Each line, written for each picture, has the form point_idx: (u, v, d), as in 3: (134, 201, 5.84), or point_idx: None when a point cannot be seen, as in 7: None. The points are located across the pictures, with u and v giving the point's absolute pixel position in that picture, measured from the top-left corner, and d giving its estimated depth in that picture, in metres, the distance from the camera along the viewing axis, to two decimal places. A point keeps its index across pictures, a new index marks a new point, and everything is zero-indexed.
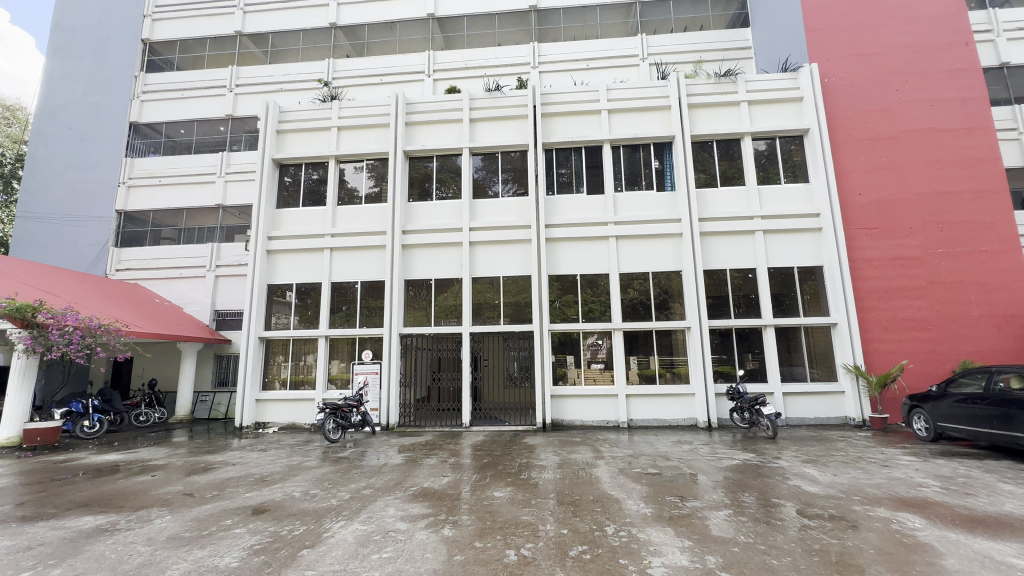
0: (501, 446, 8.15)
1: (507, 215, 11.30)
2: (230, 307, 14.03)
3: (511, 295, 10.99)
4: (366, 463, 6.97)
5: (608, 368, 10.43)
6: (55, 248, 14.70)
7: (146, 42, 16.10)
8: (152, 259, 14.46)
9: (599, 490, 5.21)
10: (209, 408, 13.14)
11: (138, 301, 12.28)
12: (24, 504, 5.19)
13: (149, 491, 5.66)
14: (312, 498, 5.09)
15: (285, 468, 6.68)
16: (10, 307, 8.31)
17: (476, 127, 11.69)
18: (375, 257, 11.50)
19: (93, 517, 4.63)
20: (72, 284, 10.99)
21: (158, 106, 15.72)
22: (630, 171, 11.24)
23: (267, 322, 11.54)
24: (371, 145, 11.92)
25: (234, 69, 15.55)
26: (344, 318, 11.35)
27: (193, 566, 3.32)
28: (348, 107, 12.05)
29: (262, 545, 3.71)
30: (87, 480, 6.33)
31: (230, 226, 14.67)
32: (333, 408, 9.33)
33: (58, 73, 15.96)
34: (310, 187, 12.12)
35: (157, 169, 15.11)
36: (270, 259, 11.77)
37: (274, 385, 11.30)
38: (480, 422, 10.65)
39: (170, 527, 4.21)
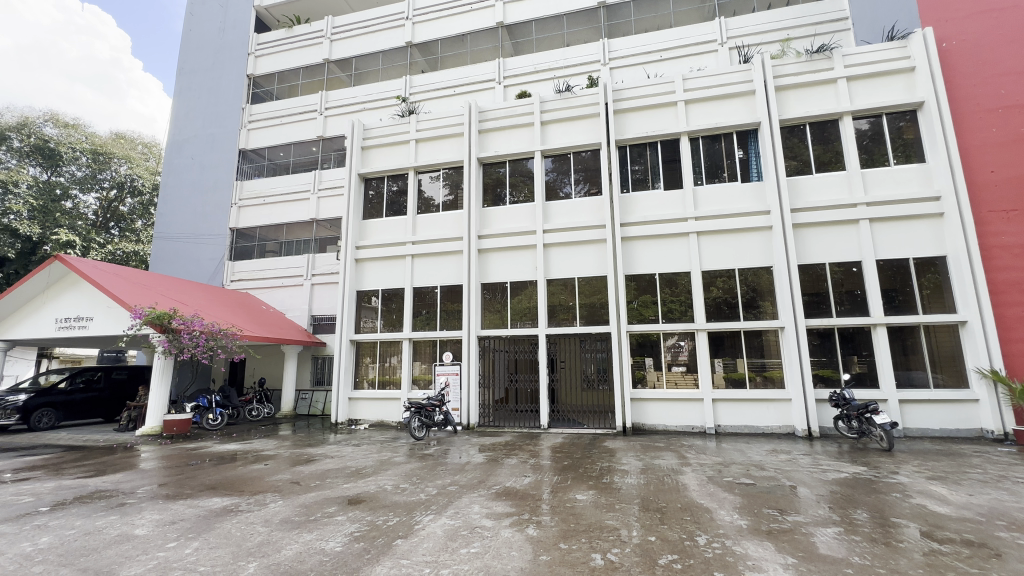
0: (581, 448, 8.07)
1: (581, 216, 11.19)
2: (325, 312, 15.24)
3: (585, 296, 10.84)
4: (450, 460, 7.25)
5: (690, 372, 9.93)
6: (184, 263, 16.91)
7: (251, 77, 18.12)
8: (260, 270, 16.14)
9: (687, 498, 4.97)
10: (308, 405, 14.27)
11: (249, 307, 13.80)
12: (166, 484, 6.03)
13: (264, 478, 6.33)
14: (402, 491, 5.38)
15: (376, 463, 7.12)
16: (153, 314, 9.66)
17: (547, 130, 11.73)
18: (452, 262, 11.92)
19: (220, 498, 5.27)
20: (197, 294, 12.57)
21: (261, 133, 17.52)
22: (710, 163, 10.66)
23: (357, 325, 12.39)
24: (446, 155, 12.39)
25: (323, 94, 16.88)
26: (425, 321, 11.90)
27: (304, 547, 3.65)
28: (425, 120, 12.64)
29: (361, 533, 3.98)
30: (214, 466, 7.20)
31: (323, 238, 16.05)
32: (417, 407, 9.73)
33: (183, 111, 18.39)
34: (391, 199, 12.86)
35: (262, 190, 16.85)
36: (359, 267, 12.67)
37: (364, 385, 12.10)
38: (558, 424, 10.65)
39: (283, 511, 4.67)
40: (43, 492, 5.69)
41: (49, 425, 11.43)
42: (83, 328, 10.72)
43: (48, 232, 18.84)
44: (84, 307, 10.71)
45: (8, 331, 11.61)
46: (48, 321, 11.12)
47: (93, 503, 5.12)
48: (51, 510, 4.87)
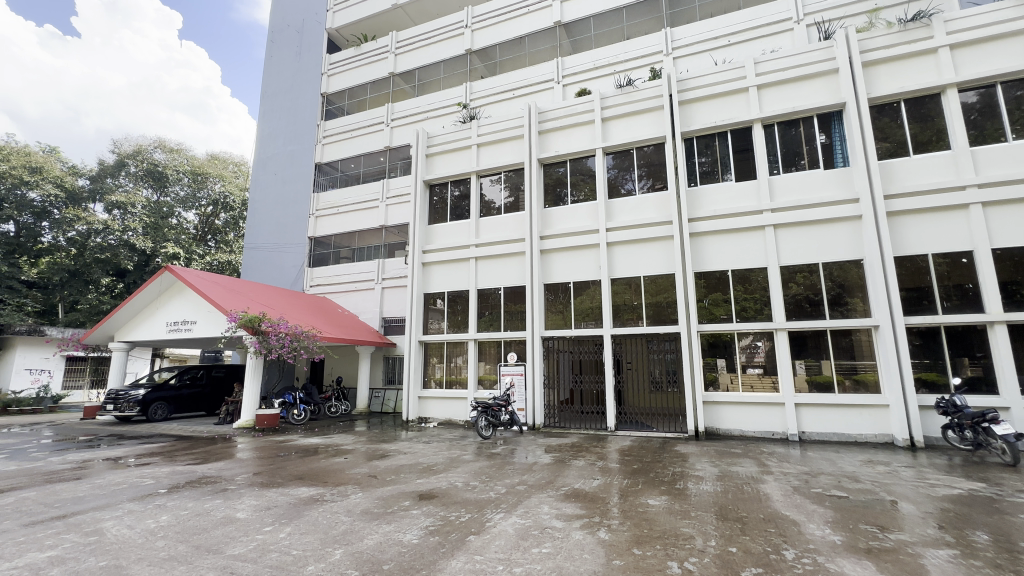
0: (651, 452, 7.83)
1: (645, 213, 10.88)
2: (395, 315, 15.92)
3: (651, 295, 10.50)
4: (517, 460, 7.32)
5: (769, 374, 9.33)
6: (270, 270, 18.41)
7: (325, 95, 19.41)
8: (336, 275, 17.21)
9: (770, 509, 4.66)
10: (381, 404, 14.87)
11: (327, 311, 14.77)
12: (260, 473, 6.59)
13: (344, 470, 6.74)
14: (473, 488, 5.51)
15: (446, 460, 7.34)
16: (245, 317, 10.59)
17: (608, 126, 11.51)
18: (515, 263, 12.03)
19: (307, 488, 5.68)
20: (282, 298, 13.65)
21: (334, 146, 18.68)
22: (787, 150, 9.95)
23: (425, 327, 12.85)
24: (506, 158, 12.54)
25: (389, 107, 17.69)
26: (489, 322, 12.10)
27: (384, 538, 3.84)
28: (486, 125, 12.86)
29: (435, 527, 4.11)
30: (300, 458, 7.77)
31: (392, 244, 16.82)
32: (484, 406, 9.93)
33: (266, 131, 20.04)
34: (454, 203, 13.23)
35: (336, 201, 17.94)
36: (425, 270, 13.13)
37: (432, 384, 12.52)
38: (625, 427, 10.39)
39: (362, 503, 4.94)
40: (161, 475, 6.44)
41: (163, 416, 12.96)
42: (189, 331, 12.00)
43: (159, 245, 21.52)
44: (188, 311, 11.98)
45: (129, 333, 13.24)
46: (160, 325, 12.56)
47: (202, 487, 5.73)
48: (168, 492, 5.50)
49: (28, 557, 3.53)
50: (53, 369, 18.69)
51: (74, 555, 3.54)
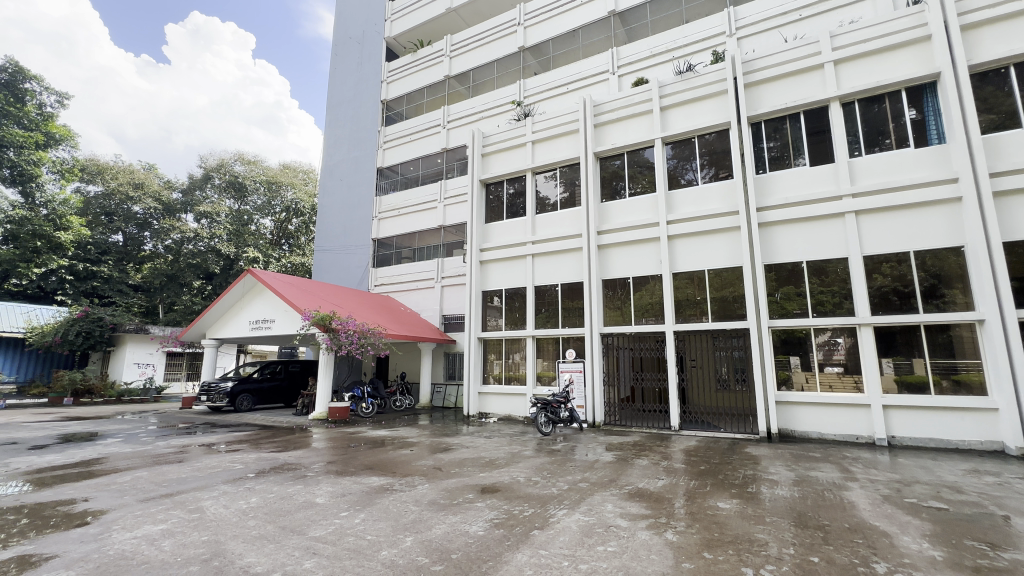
0: (719, 453, 7.49)
1: (709, 203, 10.39)
2: (454, 312, 16.30)
3: (715, 289, 10.03)
4: (578, 457, 7.27)
5: (850, 373, 8.64)
6: (338, 271, 19.48)
7: (385, 102, 20.22)
8: (398, 275, 17.90)
9: (856, 518, 4.31)
10: (442, 398, 15.42)
11: (391, 309, 15.41)
12: (334, 462, 7.02)
13: (411, 462, 7.02)
14: (535, 484, 5.54)
15: (507, 455, 7.43)
16: (318, 316, 11.27)
17: (668, 115, 11.12)
18: (573, 259, 11.92)
19: (378, 477, 5.98)
20: (350, 298, 14.40)
21: (395, 151, 19.43)
22: (869, 129, 9.11)
23: (484, 324, 13.06)
24: (562, 153, 12.45)
25: (445, 109, 18.11)
26: (546, 319, 12.07)
27: (450, 528, 3.96)
28: (541, 121, 12.83)
29: (500, 520, 4.18)
30: (369, 449, 8.19)
31: (450, 243, 17.24)
32: (544, 403, 9.95)
33: (332, 139, 21.19)
34: (510, 201, 13.33)
35: (397, 203, 18.63)
36: (483, 268, 13.35)
37: (491, 380, 12.75)
38: (690, 426, 10.01)
39: (429, 494, 5.12)
40: (248, 461, 7.03)
41: (248, 406, 14.22)
42: (268, 328, 12.96)
43: (240, 250, 23.42)
44: (268, 311, 12.94)
45: (218, 331, 14.52)
46: (244, 323, 13.66)
47: (284, 473, 6.20)
48: (255, 476, 5.99)
49: (145, 529, 3.99)
50: (157, 362, 20.92)
51: (181, 529, 3.97)
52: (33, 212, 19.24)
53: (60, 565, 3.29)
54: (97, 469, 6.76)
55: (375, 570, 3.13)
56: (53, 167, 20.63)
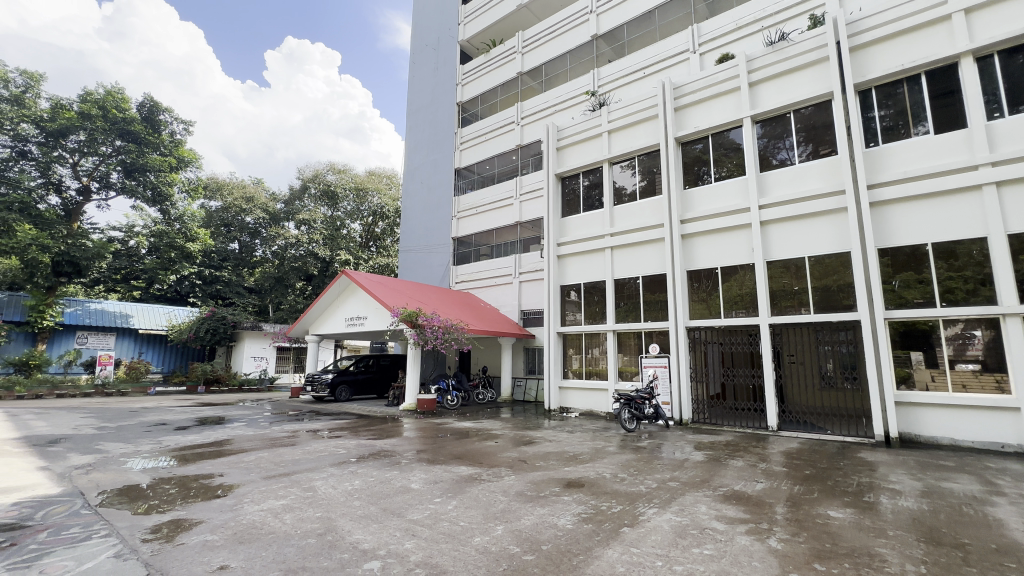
0: (826, 457, 6.83)
1: (808, 183, 9.46)
2: (533, 307, 16.42)
3: (817, 278, 9.13)
4: (666, 455, 7.01)
5: (989, 371, 7.49)
6: (422, 270, 20.46)
7: (461, 104, 20.85)
8: (477, 272, 18.39)
9: (1004, 539, 3.72)
10: (523, 392, 15.61)
11: (473, 305, 15.89)
12: (425, 451, 7.42)
13: (496, 453, 7.21)
14: (622, 481, 5.44)
15: (591, 450, 7.37)
16: (406, 313, 11.92)
17: (758, 90, 10.28)
18: (655, 250, 11.47)
19: (466, 467, 6.21)
20: (434, 295, 15.05)
21: (471, 151, 19.94)
22: (1013, 84, 7.75)
23: (563, 319, 13.03)
24: (640, 141, 12.02)
25: (519, 106, 18.24)
26: (627, 313, 11.76)
27: (539, 520, 4.01)
28: (617, 109, 12.48)
29: (588, 515, 4.17)
30: (457, 440, 8.54)
31: (526, 239, 17.60)
32: (627, 399, 9.72)
33: (413, 144, 22.24)
34: (586, 194, 13.14)
35: (474, 202, 19.13)
36: (561, 262, 13.32)
37: (571, 375, 12.72)
38: (791, 427, 9.23)
39: (516, 485, 5.23)
40: (350, 447, 7.66)
41: (346, 397, 15.31)
42: (362, 325, 13.96)
43: (335, 253, 25.41)
44: (361, 309, 13.93)
45: (319, 327, 15.91)
46: (341, 321, 14.81)
47: (382, 459, 6.66)
48: (357, 461, 6.52)
49: (269, 503, 4.51)
50: (269, 356, 23.35)
51: (298, 505, 4.42)
52: (169, 226, 22.49)
53: (206, 529, 3.82)
54: (227, 449, 7.74)
55: (471, 555, 3.27)
56: (183, 187, 23.48)
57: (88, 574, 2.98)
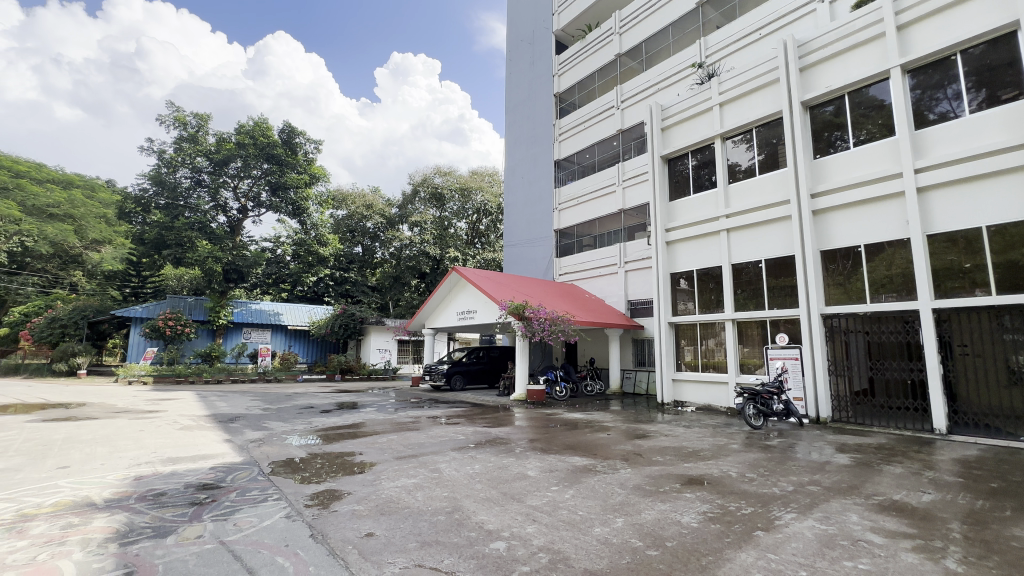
0: (1019, 468, 5.63)
1: (983, 137, 7.78)
2: (641, 297, 15.82)
3: (999, 252, 7.50)
4: (802, 456, 6.33)
5: None
6: (526, 263, 20.84)
7: (558, 95, 20.75)
8: (581, 263, 18.23)
9: None
10: (633, 384, 15.18)
11: (578, 297, 15.81)
12: (538, 440, 7.58)
13: (609, 445, 7.12)
14: (751, 481, 5.03)
15: (713, 447, 6.91)
16: (513, 306, 12.28)
17: (909, 34, 8.70)
18: (780, 230, 10.33)
19: (580, 458, 6.22)
20: (539, 288, 15.25)
21: (570, 141, 19.75)
22: None
23: (674, 308, 12.37)
24: (758, 110, 10.90)
25: (618, 89, 17.62)
26: (749, 300, 10.78)
27: (661, 515, 3.88)
28: (729, 79, 11.46)
29: (715, 514, 3.93)
30: (568, 430, 8.58)
31: (631, 226, 16.83)
32: (752, 393, 8.96)
33: (512, 140, 22.68)
34: (696, 174, 12.27)
35: (575, 193, 18.94)
36: (670, 249, 12.64)
37: (685, 367, 12.05)
38: (966, 431, 7.75)
39: (633, 478, 5.10)
40: (468, 433, 8.11)
41: (461, 386, 16.24)
42: (473, 318, 14.66)
43: (444, 251, 26.96)
44: (471, 303, 14.63)
45: (433, 321, 17.02)
46: (453, 315, 15.70)
47: (498, 446, 6.95)
48: (475, 446, 6.88)
49: (403, 481, 4.96)
50: (391, 348, 25.64)
51: (427, 484, 4.80)
52: (307, 235, 25.70)
53: (354, 500, 4.32)
54: (363, 430, 8.68)
55: (592, 544, 3.28)
56: (317, 200, 26.62)
57: (270, 530, 3.56)
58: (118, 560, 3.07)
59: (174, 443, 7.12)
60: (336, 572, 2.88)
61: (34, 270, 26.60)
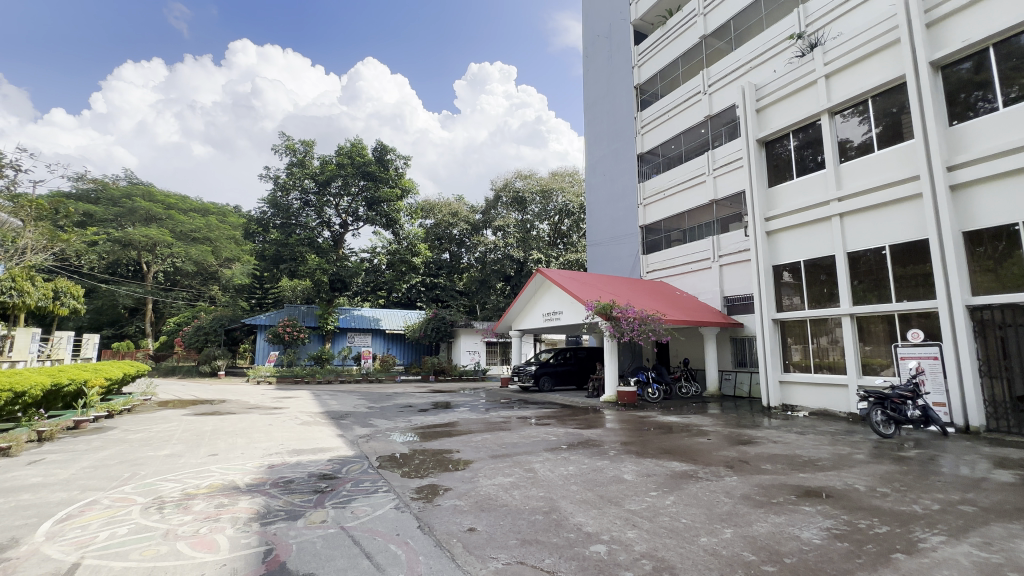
0: None
1: None
2: (738, 292, 14.73)
3: None
4: (948, 470, 5.46)
5: None
6: (611, 262, 20.38)
7: (638, 87, 20.08)
8: (670, 259, 17.42)
9: None
10: (733, 386, 14.16)
11: (669, 295, 15.10)
12: (632, 443, 7.36)
13: (710, 451, 6.70)
14: (885, 496, 4.45)
15: (832, 457, 6.21)
16: (601, 306, 12.07)
17: None
18: (907, 211, 9.05)
19: (679, 463, 5.93)
20: (626, 287, 14.82)
21: (653, 133, 19.00)
22: None
23: (779, 304, 11.36)
24: (873, 78, 9.65)
25: (705, 73, 16.62)
26: (871, 293, 9.55)
27: (776, 529, 3.57)
28: (836, 47, 10.29)
29: (841, 531, 3.54)
30: (663, 434, 8.22)
31: (724, 217, 15.87)
32: (880, 398, 7.91)
33: (592, 138, 22.31)
34: (800, 155, 11.16)
35: (661, 186, 18.16)
36: (771, 239, 11.63)
37: (794, 368, 11.00)
38: None
39: (740, 487, 4.76)
40: (559, 434, 8.10)
41: (549, 387, 16.29)
42: (559, 319, 14.63)
43: (528, 253, 27.23)
44: (556, 304, 14.63)
45: (519, 323, 17.26)
46: (538, 316, 15.79)
47: (591, 448, 6.86)
48: (568, 448, 6.85)
49: (499, 479, 5.10)
50: (480, 350, 26.48)
51: (523, 483, 4.88)
52: (400, 245, 27.41)
53: (455, 495, 4.52)
54: (457, 429, 9.04)
55: (699, 554, 3.11)
56: (407, 211, 28.23)
57: (382, 518, 3.86)
58: (260, 537, 3.50)
59: (297, 437, 7.95)
60: (444, 562, 3.04)
61: (183, 286, 31.29)
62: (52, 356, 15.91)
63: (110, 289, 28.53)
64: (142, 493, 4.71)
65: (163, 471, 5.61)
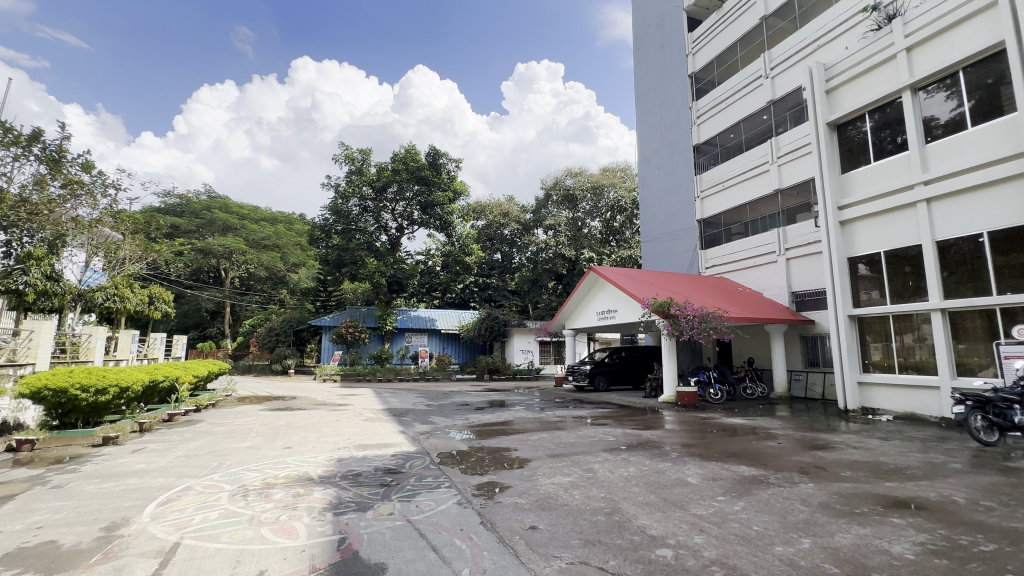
0: None
1: None
2: (808, 288, 13.80)
3: None
4: None
5: None
6: (667, 258, 19.74)
7: (693, 75, 19.31)
8: (731, 253, 16.61)
9: None
10: (804, 388, 13.15)
11: (730, 291, 14.42)
12: (694, 446, 7.08)
13: (781, 455, 6.31)
14: (989, 511, 4.00)
15: (923, 465, 5.67)
16: (657, 303, 11.75)
17: None
18: (1009, 193, 8.11)
19: (747, 467, 5.64)
20: (684, 284, 14.32)
21: (710, 122, 18.20)
22: None
23: (856, 298, 10.52)
24: (965, 48, 8.70)
25: (767, 56, 15.71)
26: (966, 285, 8.62)
27: (861, 541, 3.31)
28: (919, 16, 9.39)
29: (937, 547, 3.23)
30: (728, 437, 7.86)
31: (790, 208, 14.89)
32: (979, 402, 7.09)
33: (644, 131, 21.72)
34: (877, 137, 10.29)
35: (720, 177, 17.38)
36: (846, 229, 10.80)
37: (874, 368, 10.17)
38: None
39: (818, 495, 4.45)
40: (617, 435, 7.95)
41: (604, 387, 16.02)
42: (613, 318, 14.38)
43: (580, 251, 26.95)
44: (610, 302, 14.39)
45: (572, 322, 17.13)
46: (592, 315, 15.59)
47: (652, 450, 6.67)
48: (627, 449, 6.70)
49: (558, 479, 5.08)
50: (533, 349, 26.55)
51: (583, 484, 4.84)
52: (453, 246, 28.02)
53: (515, 493, 4.56)
54: (513, 428, 9.09)
55: (774, 564, 2.95)
56: (460, 213, 28.72)
57: (445, 513, 3.96)
58: (334, 526, 3.70)
59: (362, 433, 8.32)
60: (508, 559, 3.06)
61: (256, 290, 33.66)
62: (149, 355, 17.70)
63: (194, 294, 31.23)
64: (228, 481, 5.12)
65: (245, 462, 6.06)
